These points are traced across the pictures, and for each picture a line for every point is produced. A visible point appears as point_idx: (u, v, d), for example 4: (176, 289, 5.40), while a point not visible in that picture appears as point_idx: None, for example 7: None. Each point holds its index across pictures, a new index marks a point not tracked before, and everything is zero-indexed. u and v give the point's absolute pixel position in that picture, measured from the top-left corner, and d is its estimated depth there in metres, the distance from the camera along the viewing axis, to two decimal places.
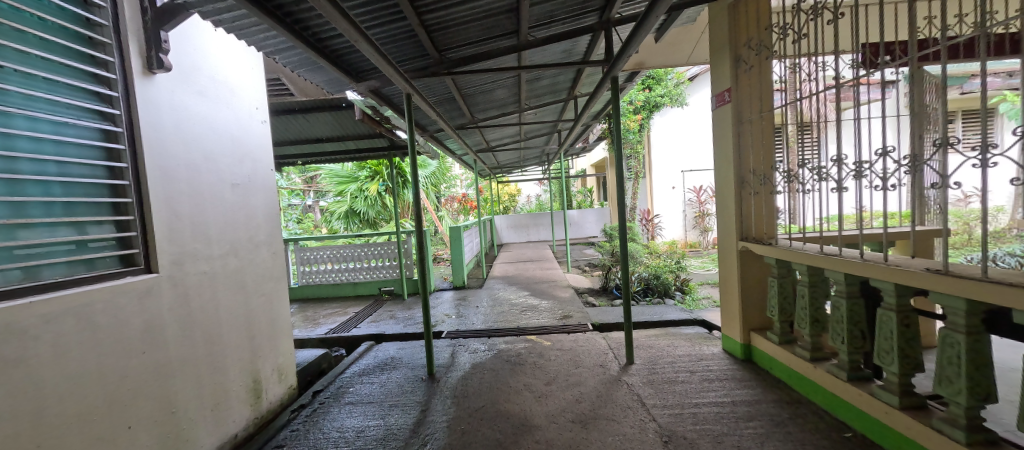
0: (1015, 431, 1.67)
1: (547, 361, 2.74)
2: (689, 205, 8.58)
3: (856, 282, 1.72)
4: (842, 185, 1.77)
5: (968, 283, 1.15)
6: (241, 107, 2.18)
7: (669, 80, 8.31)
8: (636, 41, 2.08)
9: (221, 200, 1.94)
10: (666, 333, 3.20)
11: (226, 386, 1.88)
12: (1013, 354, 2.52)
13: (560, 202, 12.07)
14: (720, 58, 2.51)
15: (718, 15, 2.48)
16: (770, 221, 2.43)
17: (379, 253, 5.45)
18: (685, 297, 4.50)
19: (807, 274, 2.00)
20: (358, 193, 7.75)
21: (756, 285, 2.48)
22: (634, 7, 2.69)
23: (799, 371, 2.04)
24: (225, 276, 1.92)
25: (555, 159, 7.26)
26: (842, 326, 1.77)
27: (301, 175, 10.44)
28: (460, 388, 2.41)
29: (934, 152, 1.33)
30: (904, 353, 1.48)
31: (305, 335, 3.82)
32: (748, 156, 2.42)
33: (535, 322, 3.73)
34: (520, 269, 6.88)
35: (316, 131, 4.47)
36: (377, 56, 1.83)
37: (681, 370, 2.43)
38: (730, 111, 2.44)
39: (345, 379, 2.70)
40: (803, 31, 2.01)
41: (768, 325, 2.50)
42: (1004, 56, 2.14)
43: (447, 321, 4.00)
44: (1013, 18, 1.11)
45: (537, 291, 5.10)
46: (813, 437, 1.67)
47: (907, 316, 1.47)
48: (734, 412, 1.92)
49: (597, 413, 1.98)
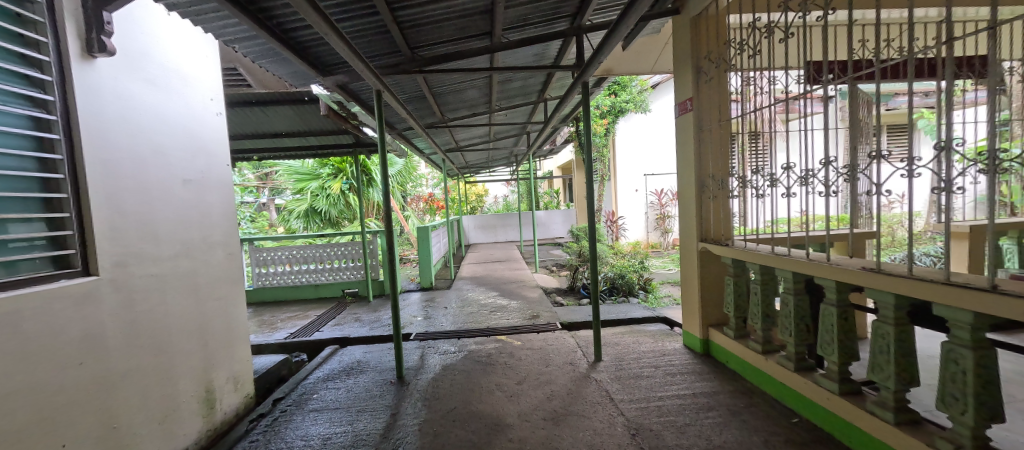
0: (932, 411, 1.90)
1: (517, 361, 2.77)
2: (651, 207, 8.98)
3: (802, 280, 1.88)
4: (790, 191, 1.95)
5: (897, 280, 1.29)
6: (194, 98, 2.03)
7: (633, 87, 8.49)
8: (607, 49, 2.13)
9: (171, 196, 1.81)
10: (631, 330, 3.33)
11: (176, 397, 1.74)
12: (931, 344, 2.84)
13: (527, 203, 12.21)
14: (685, 68, 2.64)
15: (681, 29, 2.63)
16: (726, 224, 2.55)
17: (342, 253, 5.25)
18: (647, 295, 4.69)
19: (759, 272, 2.15)
20: (320, 191, 7.45)
21: (714, 284, 2.63)
22: (605, 16, 2.77)
23: (754, 364, 2.18)
24: (176, 278, 1.79)
25: (523, 161, 7.28)
26: (790, 321, 1.93)
27: (256, 171, 9.85)
28: (431, 390, 2.38)
29: (869, 162, 1.48)
30: (843, 344, 1.64)
31: (262, 340, 3.62)
32: (708, 161, 2.57)
33: (505, 322, 3.75)
34: (488, 270, 6.89)
35: (274, 125, 4.22)
36: (347, 50, 1.76)
37: (645, 366, 2.54)
38: (692, 119, 2.58)
39: (308, 385, 2.59)
40: (757, 48, 2.16)
41: (724, 321, 2.67)
42: (924, 78, 2.38)
43: (415, 323, 3.93)
44: (934, 46, 1.25)
45: (505, 291, 5.13)
46: (764, 424, 1.80)
47: (846, 311, 1.63)
48: (695, 403, 2.03)
49: (568, 410, 2.03)
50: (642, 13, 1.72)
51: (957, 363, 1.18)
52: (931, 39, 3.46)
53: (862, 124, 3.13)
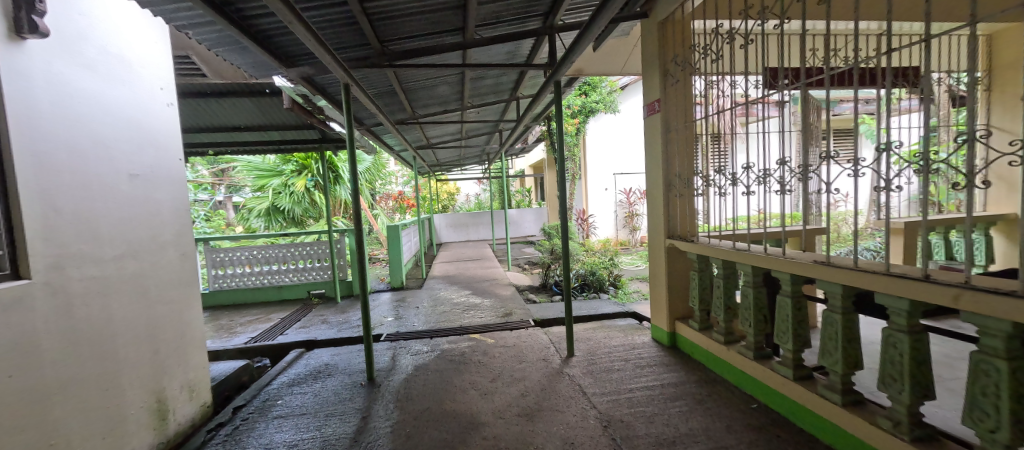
0: (873, 392, 2.07)
1: (491, 358, 2.77)
2: (620, 205, 9.21)
3: (760, 274, 1.99)
4: (749, 189, 2.06)
5: (844, 272, 1.41)
6: (141, 86, 1.88)
7: (603, 87, 8.67)
8: (578, 49, 2.16)
9: (115, 192, 1.66)
10: (602, 325, 3.41)
11: (122, 409, 1.61)
12: (871, 330, 3.09)
13: (500, 202, 12.21)
14: (653, 70, 2.72)
15: (649, 32, 2.71)
16: (692, 221, 2.66)
17: (307, 253, 5.05)
18: (617, 291, 4.81)
19: (721, 266, 2.26)
20: (282, 189, 7.11)
21: (680, 279, 2.74)
22: (576, 16, 2.80)
23: (716, 354, 2.30)
24: (120, 280, 1.65)
25: (496, 159, 7.26)
26: (750, 312, 2.04)
27: (211, 167, 9.26)
28: (403, 391, 2.34)
29: (819, 162, 1.59)
30: (796, 332, 1.76)
31: (220, 346, 3.42)
32: (675, 161, 2.66)
33: (478, 320, 3.74)
34: (461, 268, 6.83)
35: (232, 117, 3.99)
36: (314, 41, 1.69)
37: (616, 359, 2.61)
38: (660, 120, 2.67)
39: (272, 391, 2.47)
40: (719, 53, 2.26)
41: (689, 314, 2.78)
42: (867, 86, 2.57)
43: (386, 323, 3.83)
44: (875, 56, 1.36)
45: (478, 289, 5.11)
46: (726, 410, 1.90)
47: (799, 302, 1.75)
48: (663, 393, 2.11)
49: (542, 405, 2.05)
50: (612, 15, 1.75)
51: (896, 347, 1.29)
52: (872, 50, 3.75)
53: (813, 128, 3.36)
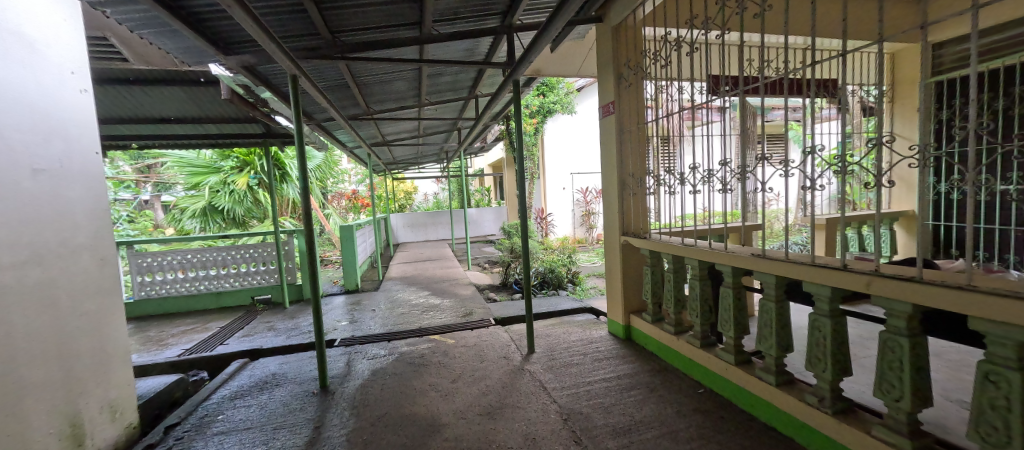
0: (802, 372, 2.29)
1: (451, 359, 2.73)
2: (577, 204, 9.46)
3: (705, 267, 2.14)
4: (695, 188, 2.20)
5: (778, 264, 1.58)
6: (47, 69, 1.65)
7: (560, 89, 8.83)
8: (536, 50, 2.20)
9: (14, 188, 1.45)
10: (561, 321, 3.49)
11: (27, 437, 1.40)
12: (799, 317, 3.42)
13: (459, 201, 12.08)
14: (607, 74, 2.82)
15: (604, 36, 2.80)
16: (643, 219, 2.79)
17: (251, 256, 4.69)
18: (575, 288, 4.94)
19: (671, 261, 2.40)
20: (221, 187, 6.56)
21: (634, 274, 2.87)
22: (534, 17, 2.84)
23: (667, 344, 2.44)
24: (22, 290, 1.44)
25: (454, 158, 7.17)
26: (696, 304, 2.19)
27: (134, 162, 8.32)
28: (359, 398, 2.24)
29: (755, 164, 1.73)
30: (736, 321, 1.91)
31: (148, 360, 3.09)
32: (628, 161, 2.78)
33: (438, 321, 3.68)
34: (420, 269, 6.68)
35: (160, 108, 3.61)
36: (257, 28, 1.57)
37: (575, 354, 2.68)
38: (614, 121, 2.78)
39: (212, 406, 2.27)
40: (667, 60, 2.39)
41: (643, 307, 2.92)
42: (795, 95, 2.83)
43: (340, 328, 3.66)
44: (802, 67, 1.49)
45: (438, 290, 5.02)
46: (676, 396, 2.03)
47: (739, 292, 1.90)
48: (619, 384, 2.20)
49: (503, 403, 2.06)
50: (569, 17, 1.80)
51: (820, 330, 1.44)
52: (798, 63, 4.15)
53: (750, 133, 3.64)
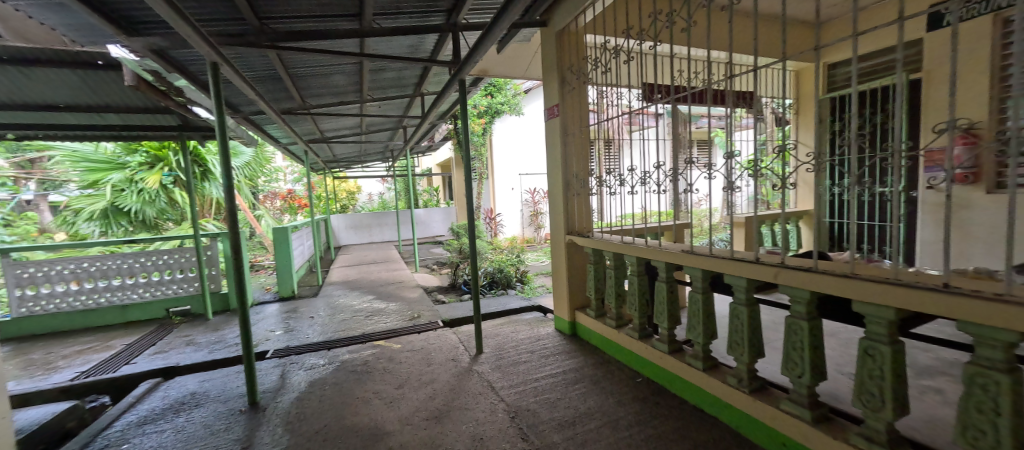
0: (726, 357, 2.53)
1: (397, 364, 2.64)
2: (525, 204, 9.61)
3: (642, 263, 2.28)
4: (633, 189, 2.34)
5: (708, 260, 1.76)
6: None
7: (507, 90, 8.91)
8: (482, 50, 2.20)
9: None
10: (510, 320, 3.52)
11: None
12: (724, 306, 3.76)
13: (406, 201, 11.73)
14: (552, 78, 2.90)
15: (548, 40, 2.88)
16: (587, 219, 2.91)
17: (164, 263, 4.18)
18: (523, 287, 5.00)
19: (612, 258, 2.53)
20: (126, 185, 5.74)
21: (578, 271, 2.98)
22: (479, 17, 2.84)
23: (609, 337, 2.57)
24: None
25: (400, 157, 6.95)
26: (634, 298, 2.33)
27: (10, 155, 7.03)
28: (295, 412, 2.09)
29: (685, 167, 1.87)
30: (670, 312, 2.07)
31: (29, 387, 2.63)
32: (572, 162, 2.87)
33: (383, 326, 3.54)
34: (363, 272, 6.38)
35: (43, 92, 3.09)
36: (167, 9, 1.40)
37: (523, 352, 2.73)
38: (558, 124, 2.86)
39: (114, 434, 1.99)
40: (607, 67, 2.51)
41: (587, 303, 3.04)
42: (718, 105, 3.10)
43: (273, 338, 3.39)
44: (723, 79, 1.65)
45: (383, 293, 4.82)
46: (617, 386, 2.14)
47: (671, 286, 2.06)
48: (564, 378, 2.27)
49: (451, 406, 2.03)
50: (513, 20, 1.82)
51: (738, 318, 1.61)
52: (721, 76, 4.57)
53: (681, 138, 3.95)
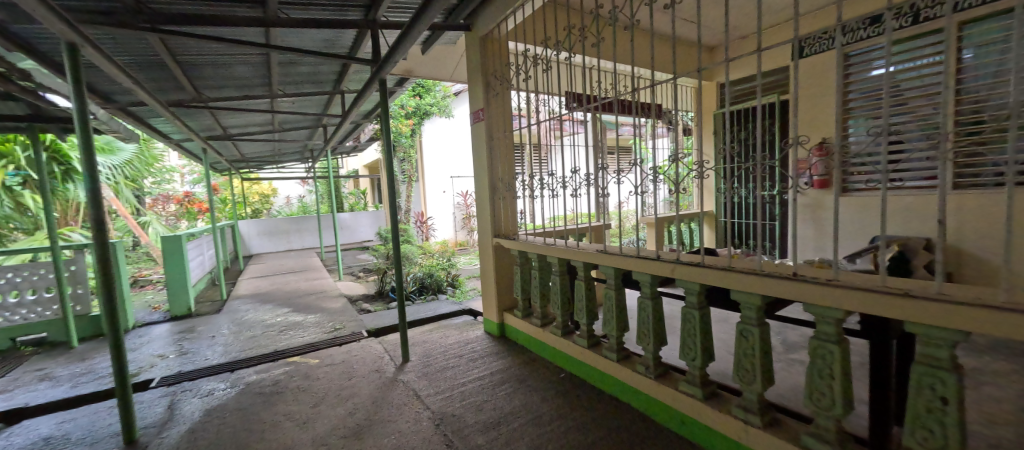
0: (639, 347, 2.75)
1: (313, 381, 2.45)
2: (457, 208, 9.52)
3: (564, 264, 2.40)
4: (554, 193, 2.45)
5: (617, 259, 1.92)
6: None
7: (437, 91, 8.75)
8: (403, 50, 2.15)
9: None
10: (439, 325, 3.46)
11: None
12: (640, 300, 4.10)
13: (329, 204, 10.95)
14: (476, 82, 2.92)
15: (472, 45, 2.89)
16: (512, 221, 2.98)
17: (7, 282, 3.40)
18: (455, 291, 4.95)
19: (536, 259, 2.61)
20: None
21: (506, 273, 3.03)
22: (400, 16, 2.77)
23: (535, 336, 2.65)
24: None
25: (320, 158, 6.47)
26: (557, 297, 2.44)
27: None
28: (185, 446, 1.84)
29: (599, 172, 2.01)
30: (588, 309, 2.21)
31: None
32: (498, 166, 2.92)
33: (299, 340, 3.26)
34: (278, 283, 5.80)
35: None
36: None
37: (451, 357, 2.70)
38: (484, 127, 2.89)
39: None
40: (528, 74, 2.59)
41: (515, 304, 3.11)
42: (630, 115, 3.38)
43: (160, 364, 2.93)
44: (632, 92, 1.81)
45: (300, 305, 4.43)
46: (541, 383, 2.22)
47: (589, 284, 2.20)
48: (491, 380, 2.30)
49: (372, 420, 1.94)
50: (431, 21, 1.82)
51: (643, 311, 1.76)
52: None
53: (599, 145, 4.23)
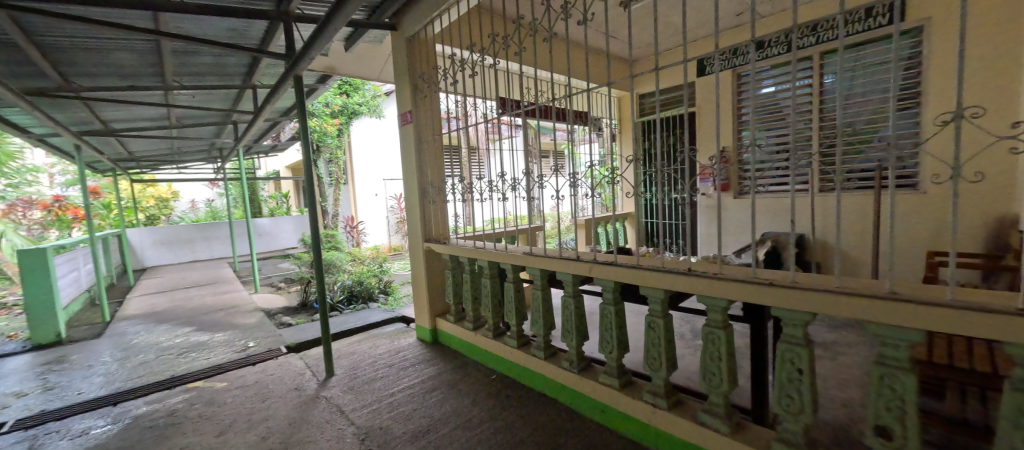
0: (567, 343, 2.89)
1: (219, 407, 2.21)
2: (392, 211, 9.17)
3: (494, 266, 2.44)
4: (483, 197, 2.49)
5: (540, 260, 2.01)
6: None
7: (366, 91, 8.61)
8: (320, 46, 2.04)
9: None
10: (369, 335, 3.31)
11: None
12: None
13: (244, 209, 9.93)
14: (403, 84, 2.86)
15: (398, 45, 2.83)
16: (444, 225, 2.96)
17: None
18: (387, 298, 4.77)
19: (467, 263, 2.63)
20: None
21: (438, 278, 3.00)
22: (317, 9, 2.62)
23: (468, 340, 2.66)
24: None
25: (231, 158, 5.85)
26: (488, 300, 2.47)
27: None
28: None
29: None
30: (517, 310, 2.27)
31: None
32: (427, 169, 2.89)
33: (203, 363, 2.91)
34: (179, 299, 5.12)
35: None
36: None
37: (380, 367, 2.60)
38: (411, 130, 2.84)
39: None
40: (455, 78, 2.60)
41: (447, 309, 3.08)
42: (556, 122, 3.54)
43: (14, 404, 2.43)
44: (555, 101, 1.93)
45: (206, 323, 3.96)
46: (473, 387, 2.23)
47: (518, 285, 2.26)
48: (422, 388, 2.26)
49: (288, 443, 1.80)
50: (349, 19, 1.76)
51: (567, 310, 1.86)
52: None
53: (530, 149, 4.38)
